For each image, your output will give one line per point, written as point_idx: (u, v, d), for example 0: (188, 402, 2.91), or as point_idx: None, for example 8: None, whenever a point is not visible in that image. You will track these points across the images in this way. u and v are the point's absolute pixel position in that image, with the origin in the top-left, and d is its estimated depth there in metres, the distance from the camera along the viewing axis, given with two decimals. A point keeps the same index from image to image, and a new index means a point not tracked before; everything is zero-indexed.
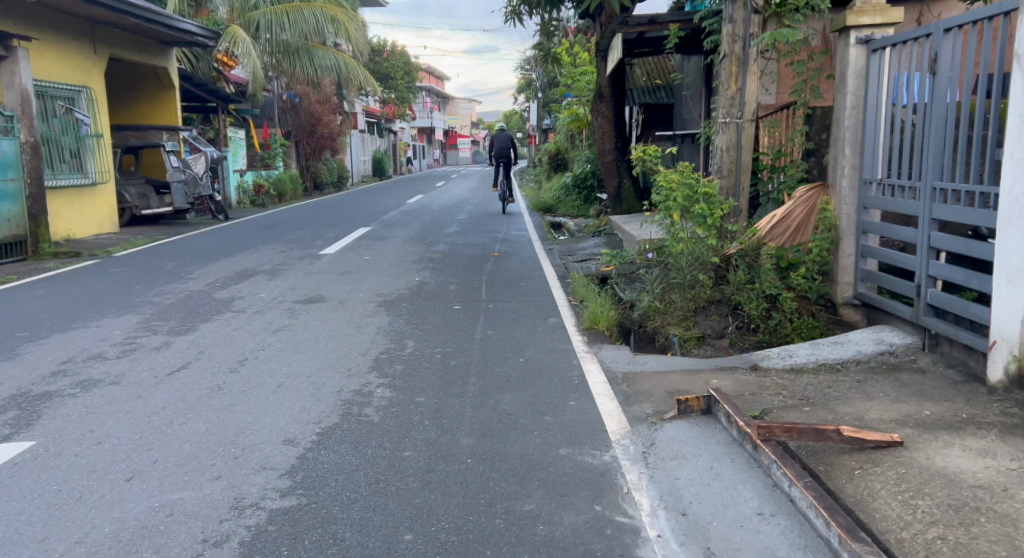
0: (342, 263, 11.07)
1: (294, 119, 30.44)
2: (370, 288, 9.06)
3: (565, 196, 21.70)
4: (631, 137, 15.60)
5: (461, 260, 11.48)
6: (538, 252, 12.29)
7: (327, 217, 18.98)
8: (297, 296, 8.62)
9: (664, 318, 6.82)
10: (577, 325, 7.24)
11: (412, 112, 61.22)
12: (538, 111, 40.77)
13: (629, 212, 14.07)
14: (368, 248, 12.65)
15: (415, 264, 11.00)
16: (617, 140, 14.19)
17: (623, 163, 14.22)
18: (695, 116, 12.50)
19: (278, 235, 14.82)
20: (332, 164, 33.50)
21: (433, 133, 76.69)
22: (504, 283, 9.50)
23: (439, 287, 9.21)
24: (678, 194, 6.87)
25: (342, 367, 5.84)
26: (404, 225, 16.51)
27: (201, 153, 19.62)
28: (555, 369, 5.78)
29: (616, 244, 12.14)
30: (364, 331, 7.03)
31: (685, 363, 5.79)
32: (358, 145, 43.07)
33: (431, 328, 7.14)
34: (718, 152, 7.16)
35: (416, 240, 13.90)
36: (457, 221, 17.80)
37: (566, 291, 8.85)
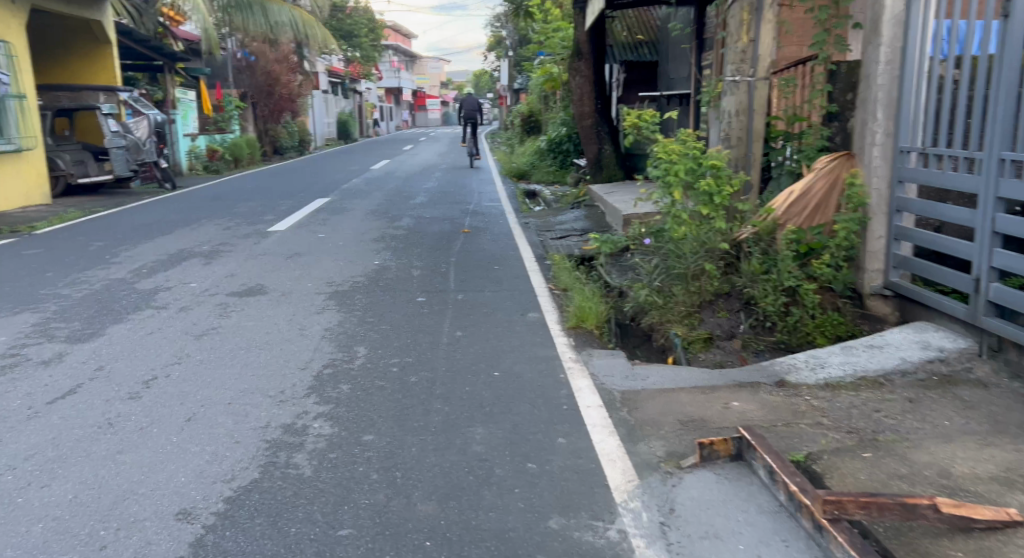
0: (291, 242, 9.88)
1: (249, 79, 29.01)
2: (320, 275, 7.90)
3: (540, 159, 20.77)
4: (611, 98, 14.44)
5: (426, 237, 10.35)
6: (512, 227, 11.21)
7: (285, 186, 17.65)
8: (233, 286, 7.46)
9: (664, 315, 5.80)
10: (561, 322, 6.19)
11: (378, 72, 59.26)
12: (509, 70, 39.33)
13: (610, 179, 13.03)
14: (322, 224, 11.46)
15: (374, 243, 9.85)
16: (597, 102, 13.03)
17: (603, 128, 13.07)
18: (684, 75, 11.39)
19: (226, 208, 13.53)
20: (293, 128, 31.94)
21: (400, 93, 74.63)
22: (474, 267, 8.39)
23: (401, 272, 8.08)
24: (680, 167, 5.72)
25: (274, 389, 4.72)
26: (366, 196, 15.28)
27: (143, 117, 17.70)
28: (536, 389, 4.70)
29: (600, 219, 11.06)
30: (307, 334, 5.91)
31: (694, 380, 4.70)
32: (322, 106, 41.40)
33: (387, 329, 6.04)
34: (725, 117, 6.00)
35: (377, 214, 12.69)
36: (424, 191, 16.58)
37: (546, 278, 7.76)
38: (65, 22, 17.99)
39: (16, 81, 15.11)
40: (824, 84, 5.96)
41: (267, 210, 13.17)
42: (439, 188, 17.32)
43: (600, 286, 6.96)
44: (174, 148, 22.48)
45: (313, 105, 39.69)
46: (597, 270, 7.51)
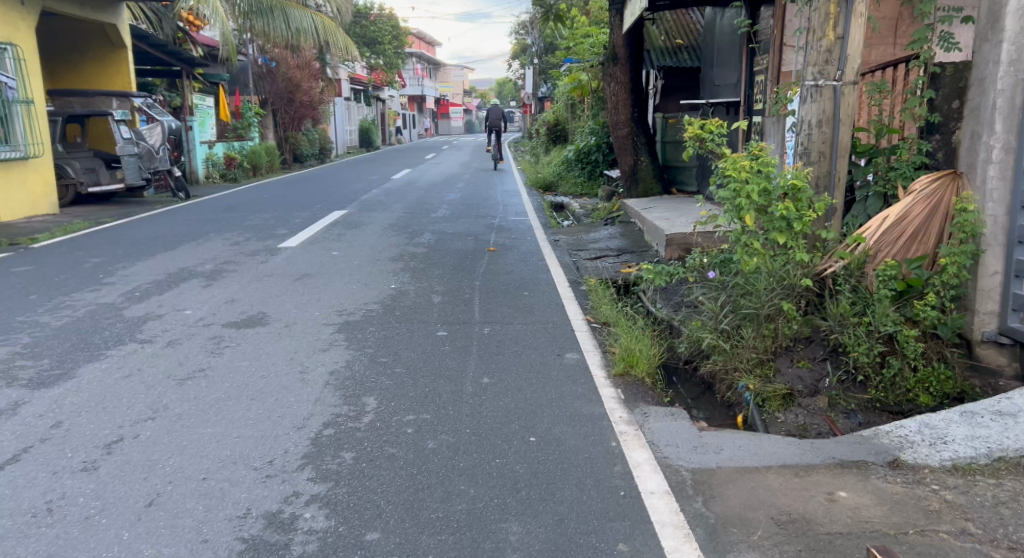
0: (302, 261, 9.05)
1: (270, 85, 28.33)
2: (329, 301, 7.02)
3: (567, 170, 19.88)
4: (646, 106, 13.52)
5: (449, 257, 9.49)
6: (541, 245, 10.34)
7: (303, 196, 16.88)
8: (231, 313, 6.60)
9: (731, 363, 4.88)
10: (606, 366, 5.28)
11: (400, 79, 58.67)
12: (534, 78, 38.49)
13: (647, 193, 12.08)
14: (337, 239, 10.61)
15: (391, 263, 9.01)
16: (633, 110, 12.10)
17: (640, 138, 12.12)
18: (731, 81, 10.46)
19: (237, 221, 12.74)
20: (313, 135, 31.26)
21: (423, 101, 74.14)
22: (501, 294, 7.46)
23: (420, 299, 7.18)
24: (752, 187, 4.79)
25: (262, 459, 3.86)
26: (385, 208, 14.43)
27: (156, 122, 16.99)
28: (584, 463, 3.80)
29: (638, 237, 10.15)
30: (307, 378, 5.03)
31: (782, 455, 3.76)
32: (344, 113, 40.79)
33: (402, 373, 5.14)
34: (803, 128, 5.07)
35: (397, 229, 11.82)
36: (445, 203, 15.72)
37: (584, 308, 6.86)
38: (80, 26, 17.40)
39: (25, 85, 14.45)
40: (923, 88, 5.00)
41: (279, 222, 12.38)
42: (462, 199, 16.45)
43: (649, 322, 6.04)
44: (191, 155, 21.84)
45: (334, 112, 39.02)
46: (643, 300, 6.59)
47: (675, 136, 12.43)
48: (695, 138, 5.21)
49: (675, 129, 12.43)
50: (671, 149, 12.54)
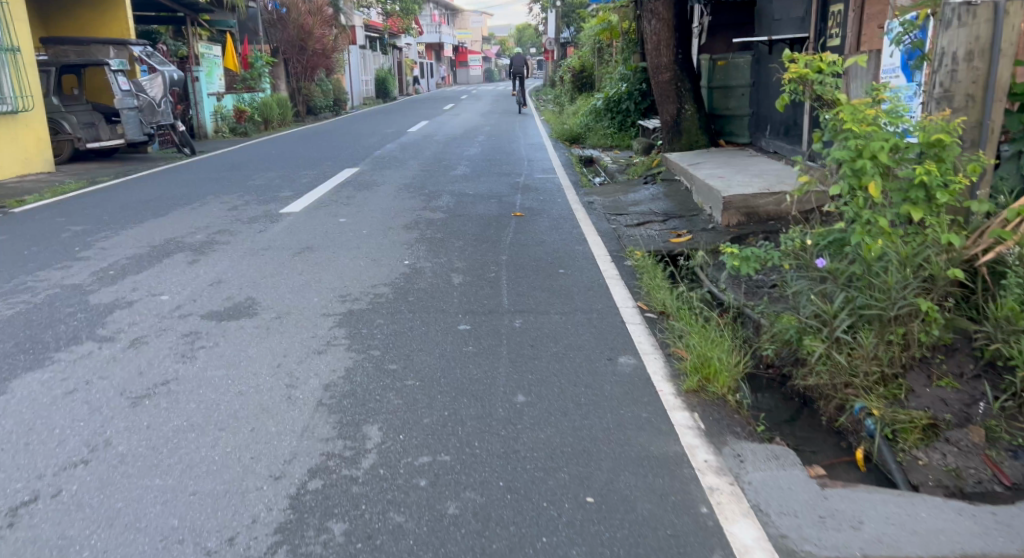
0: (304, 230, 7.92)
1: (281, 33, 27.22)
2: (330, 284, 5.89)
3: (596, 121, 18.79)
4: (691, 48, 12.15)
5: (471, 225, 8.32)
6: (575, 209, 9.18)
7: (314, 153, 15.77)
8: (213, 297, 5.48)
9: (844, 377, 3.77)
10: (673, 376, 4.18)
11: (416, 26, 56.83)
12: (556, 23, 36.90)
13: (691, 146, 10.87)
14: (347, 203, 9.45)
15: (406, 232, 7.86)
16: (678, 51, 10.78)
17: (684, 83, 10.83)
18: (796, 16, 9.14)
19: (238, 181, 11.59)
20: (327, 86, 30.04)
21: (440, 49, 72.19)
22: (535, 274, 6.32)
23: (439, 281, 6.06)
24: (879, 146, 3.64)
25: (219, 536, 2.79)
26: (400, 167, 13.24)
27: (157, 72, 15.71)
28: (667, 547, 2.70)
29: (686, 198, 8.97)
30: (293, 392, 3.91)
31: (954, 535, 2.73)
32: (359, 63, 39.30)
33: (414, 388, 4.03)
34: (942, 63, 3.95)
35: (413, 191, 10.65)
36: (465, 159, 14.52)
37: (635, 291, 5.74)
38: None
39: (9, 31, 13.25)
40: None
41: (284, 183, 11.24)
42: (483, 154, 15.24)
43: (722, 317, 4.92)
44: (198, 108, 20.66)
45: (349, 61, 37.55)
46: (710, 286, 5.46)
47: (723, 80, 11.14)
48: (796, 81, 4.07)
49: (724, 73, 11.13)
50: (718, 95, 11.26)
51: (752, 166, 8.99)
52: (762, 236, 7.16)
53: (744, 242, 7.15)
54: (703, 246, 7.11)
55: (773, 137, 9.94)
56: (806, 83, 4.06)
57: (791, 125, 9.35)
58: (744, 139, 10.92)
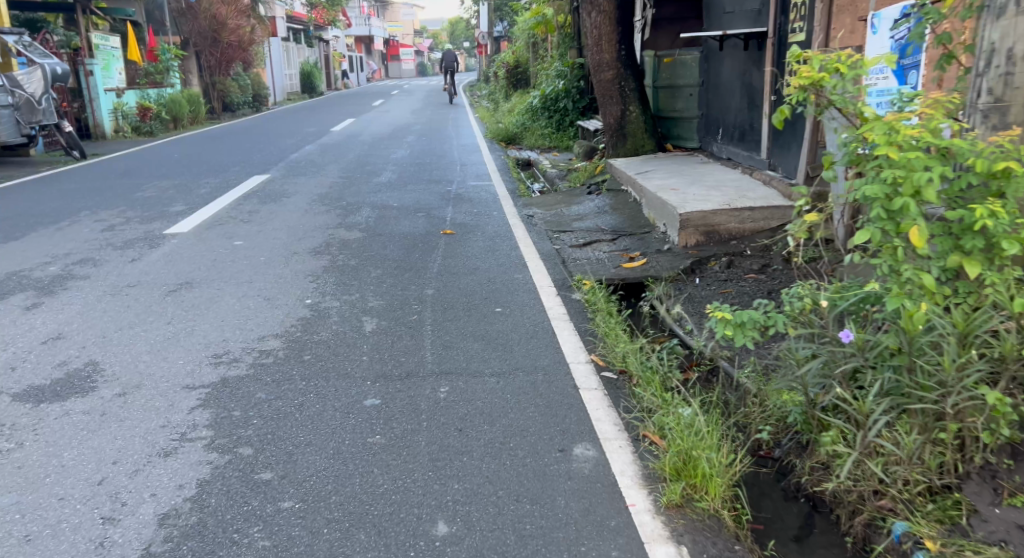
0: (189, 258, 6.67)
1: (191, 23, 26.34)
2: (204, 338, 4.70)
3: (532, 120, 18.01)
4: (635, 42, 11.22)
5: (389, 248, 7.19)
6: (511, 226, 8.16)
7: (224, 157, 14.40)
8: (43, 362, 4.25)
9: (873, 485, 2.78)
10: (644, 474, 3.14)
11: (344, 17, 55.22)
12: (487, 16, 36.04)
13: (636, 150, 10.12)
14: (247, 222, 8.23)
15: (311, 260, 6.67)
16: (622, 48, 9.91)
17: (629, 82, 10.00)
18: (752, 8, 8.17)
19: (126, 191, 10.23)
20: (245, 81, 28.91)
21: (369, 42, 70.54)
22: (464, 317, 5.23)
23: (344, 330, 4.92)
24: (922, 176, 2.60)
25: None
26: (317, 174, 12.00)
27: (37, 65, 14.02)
28: None
29: (635, 213, 8.05)
30: (110, 533, 2.76)
31: None
32: (282, 56, 37.75)
33: (292, 513, 2.90)
34: (989, 64, 3.01)
35: (328, 205, 9.47)
36: (390, 163, 13.34)
37: (589, 339, 4.72)
38: None
39: None
40: None
41: (177, 196, 9.89)
42: (411, 158, 14.07)
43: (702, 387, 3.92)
44: (94, 105, 19.45)
45: (270, 54, 35.99)
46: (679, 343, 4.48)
47: (669, 79, 10.21)
48: (805, 89, 3.12)
49: (670, 71, 10.19)
50: (664, 95, 10.36)
51: (706, 175, 8.08)
52: (726, 261, 6.23)
53: (706, 268, 6.21)
54: (661, 274, 6.15)
55: (727, 144, 8.97)
56: (819, 92, 3.10)
57: (747, 130, 8.35)
58: (694, 144, 10.08)
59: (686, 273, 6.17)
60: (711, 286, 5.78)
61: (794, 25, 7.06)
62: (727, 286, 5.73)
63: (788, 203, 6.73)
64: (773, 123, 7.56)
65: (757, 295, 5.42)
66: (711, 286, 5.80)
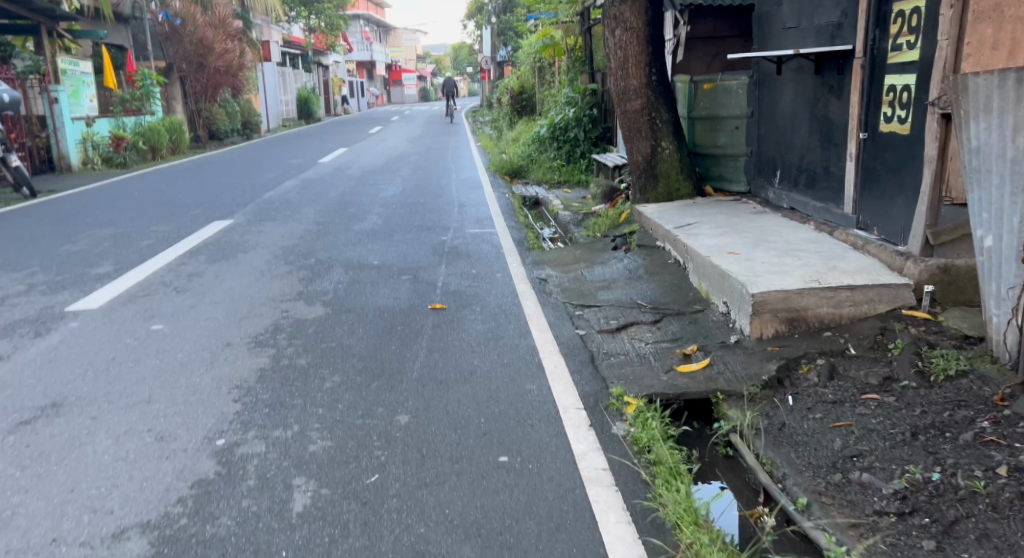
0: (79, 355, 4.90)
1: (176, 47, 24.94)
2: (20, 539, 2.91)
3: (539, 152, 16.33)
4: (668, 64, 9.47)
5: (354, 337, 5.40)
6: (519, 300, 6.37)
7: (190, 195, 12.70)
8: None
9: None
10: None
11: (344, 41, 53.99)
12: (490, 40, 34.62)
13: (670, 195, 8.36)
14: (180, 293, 6.47)
15: (243, 361, 4.88)
16: (653, 72, 8.24)
17: (660, 114, 8.27)
18: (823, 22, 6.32)
19: (52, 246, 8.53)
20: (233, 108, 27.41)
21: (372, 67, 69.45)
22: (451, 480, 3.40)
23: (257, 515, 3.11)
24: None
25: None
26: (290, 219, 10.26)
27: None
28: None
29: (680, 282, 6.27)
30: None
31: None
32: (278, 81, 36.31)
33: None
34: None
35: (292, 264, 7.71)
36: (378, 203, 11.60)
37: (655, 546, 2.96)
38: None
39: None
40: None
41: (111, 252, 8.19)
42: (402, 196, 12.31)
43: None
44: (58, 135, 18.33)
45: (264, 79, 34.54)
46: None
47: (709, 109, 8.46)
48: None
49: (711, 99, 8.43)
50: (703, 128, 8.60)
51: (770, 234, 6.29)
52: (826, 368, 4.39)
53: (797, 378, 4.38)
54: (735, 387, 4.32)
55: (789, 190, 7.15)
56: None
57: (819, 174, 6.53)
58: (742, 187, 8.28)
59: (770, 385, 4.33)
60: (814, 414, 3.96)
61: (896, 41, 5.25)
62: (840, 415, 3.91)
63: (900, 279, 4.88)
64: (863, 167, 5.75)
65: (893, 436, 3.59)
66: (813, 415, 3.97)
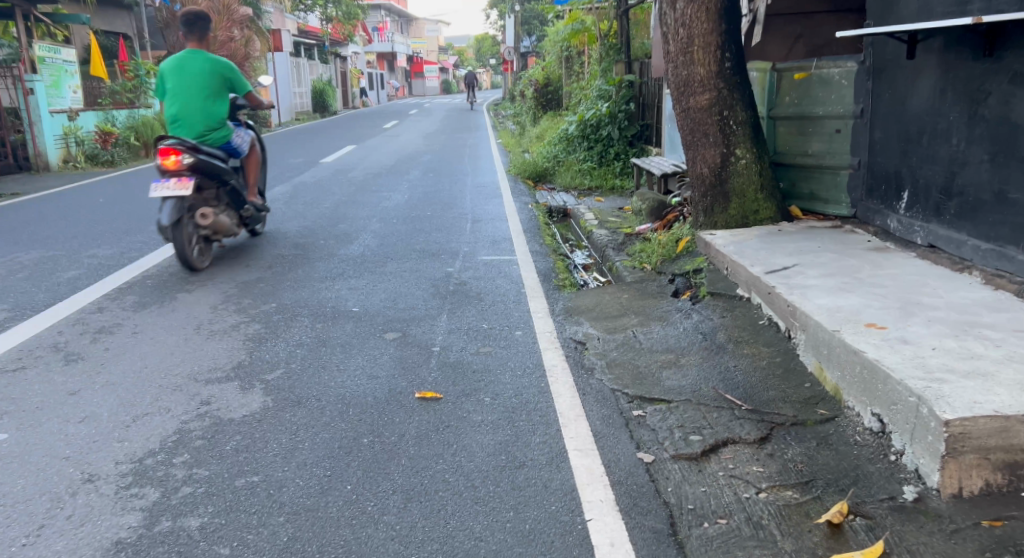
0: None
1: (176, 35, 23.22)
2: None
3: (567, 152, 14.31)
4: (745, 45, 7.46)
5: (294, 464, 3.49)
6: (546, 383, 4.42)
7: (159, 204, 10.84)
8: None
9: None
10: None
11: (363, 32, 52.18)
12: (513, 29, 32.56)
13: (744, 219, 6.46)
14: (68, 367, 4.59)
15: (100, 526, 2.97)
16: (726, 56, 6.32)
17: (733, 112, 6.35)
18: None
19: None
20: (238, 101, 25.60)
21: (393, 59, 67.56)
22: None
23: None
24: None
25: None
26: (263, 239, 8.37)
27: None
28: None
29: (784, 363, 4.27)
30: None
31: None
32: (291, 72, 34.47)
33: None
34: None
35: (244, 311, 5.81)
36: (376, 217, 9.70)
37: None
38: None
39: None
40: None
41: (20, 290, 6.33)
42: (406, 208, 10.38)
43: None
44: (36, 130, 16.60)
45: (276, 71, 32.79)
46: None
47: (800, 105, 6.44)
48: None
49: (802, 91, 6.42)
50: (790, 130, 6.59)
51: (919, 291, 4.29)
52: None
53: None
54: None
55: (926, 221, 5.12)
56: None
57: (984, 201, 4.51)
58: (844, 210, 6.27)
59: None
60: None
61: None
62: None
63: None
64: None
65: None
66: None
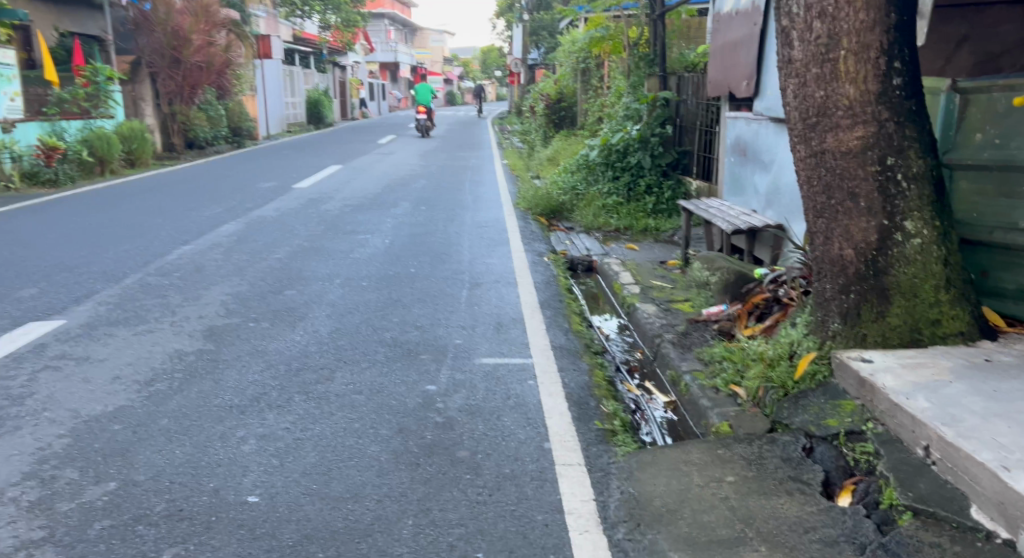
0: None
1: (147, 38, 20.67)
2: None
3: (588, 182, 11.75)
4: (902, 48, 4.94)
5: None
6: None
7: (61, 248, 8.22)
8: None
9: None
10: None
11: (364, 41, 49.79)
12: (521, 39, 30.04)
13: (914, 333, 3.95)
14: None
15: None
16: (895, 67, 3.83)
17: (901, 158, 3.86)
18: None
19: None
20: (216, 111, 23.01)
21: (396, 69, 65.11)
22: None
23: None
24: None
25: None
26: (167, 319, 5.78)
27: None
28: None
29: None
30: None
31: None
32: (281, 80, 31.89)
33: None
34: None
35: (52, 503, 3.21)
36: (339, 278, 7.12)
37: None
38: None
39: None
40: None
41: None
42: (383, 262, 7.82)
43: None
44: None
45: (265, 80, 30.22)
46: None
47: (1013, 152, 4.01)
48: None
49: (1019, 130, 3.98)
50: (987, 190, 4.16)
51: None
52: None
53: None
54: None
55: None
56: None
57: None
58: None
59: None
60: None
61: None
62: None
63: None
64: None
65: None
66: None
